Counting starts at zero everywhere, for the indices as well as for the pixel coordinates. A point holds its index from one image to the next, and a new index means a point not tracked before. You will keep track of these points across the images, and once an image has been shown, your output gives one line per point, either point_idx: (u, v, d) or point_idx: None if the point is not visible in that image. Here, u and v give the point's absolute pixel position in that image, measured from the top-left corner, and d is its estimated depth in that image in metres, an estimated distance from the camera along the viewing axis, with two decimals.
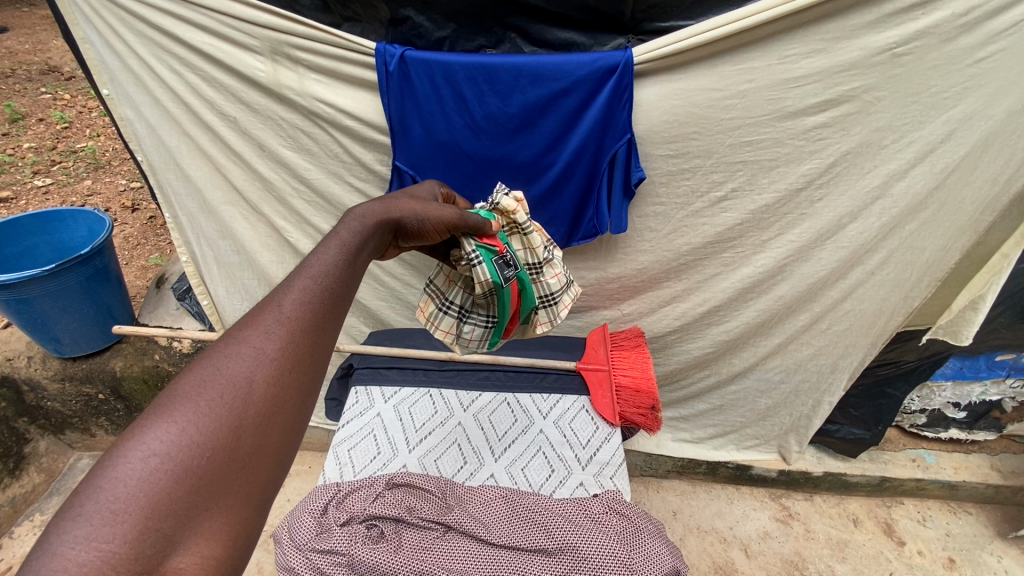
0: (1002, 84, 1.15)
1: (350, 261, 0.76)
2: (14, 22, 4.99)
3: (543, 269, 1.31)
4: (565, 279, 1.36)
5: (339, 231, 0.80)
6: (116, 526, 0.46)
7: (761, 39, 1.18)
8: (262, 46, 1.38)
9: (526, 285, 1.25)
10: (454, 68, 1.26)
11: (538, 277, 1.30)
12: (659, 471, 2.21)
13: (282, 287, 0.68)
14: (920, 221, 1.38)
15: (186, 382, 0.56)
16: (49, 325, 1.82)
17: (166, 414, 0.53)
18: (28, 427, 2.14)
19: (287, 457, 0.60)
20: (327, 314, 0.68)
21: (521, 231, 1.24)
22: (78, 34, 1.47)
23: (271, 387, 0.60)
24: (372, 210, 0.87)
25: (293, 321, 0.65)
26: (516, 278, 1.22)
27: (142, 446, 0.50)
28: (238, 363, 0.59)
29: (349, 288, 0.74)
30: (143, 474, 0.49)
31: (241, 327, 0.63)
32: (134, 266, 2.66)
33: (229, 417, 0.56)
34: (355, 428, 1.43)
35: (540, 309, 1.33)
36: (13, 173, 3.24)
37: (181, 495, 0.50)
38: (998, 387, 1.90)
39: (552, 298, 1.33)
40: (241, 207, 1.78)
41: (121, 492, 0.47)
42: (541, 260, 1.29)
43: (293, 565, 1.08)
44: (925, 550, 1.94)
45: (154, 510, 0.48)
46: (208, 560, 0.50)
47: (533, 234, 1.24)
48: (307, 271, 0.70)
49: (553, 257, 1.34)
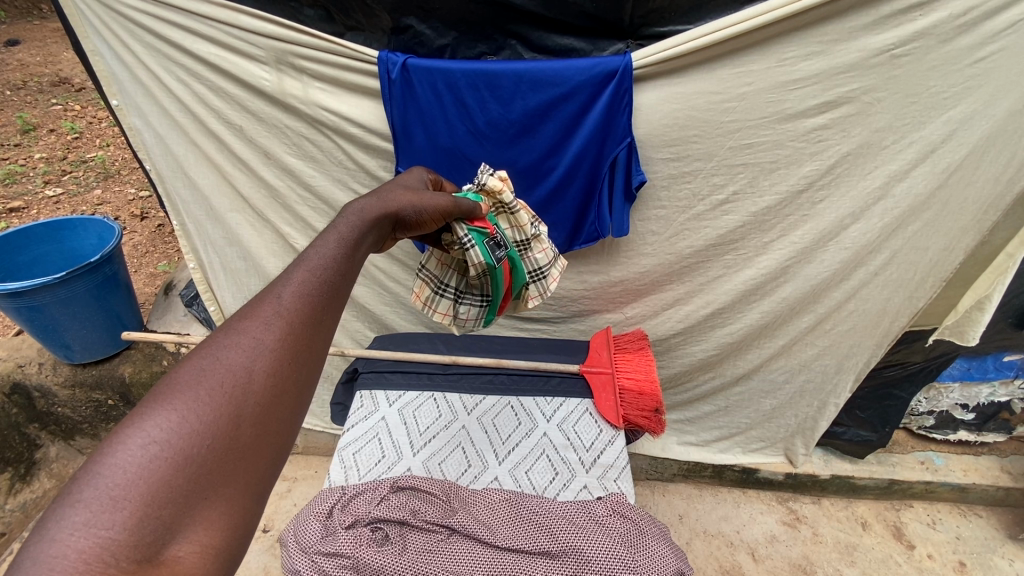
0: (1002, 84, 1.15)
1: (347, 256, 0.76)
2: (25, 35, 5.09)
3: (531, 245, 1.32)
4: (553, 253, 1.38)
5: (338, 227, 0.79)
6: (115, 514, 0.46)
7: (759, 43, 1.19)
8: (268, 56, 1.41)
9: (517, 263, 1.26)
10: (455, 76, 1.28)
11: (525, 252, 1.32)
12: (664, 474, 2.21)
13: (281, 278, 0.67)
14: (924, 222, 1.38)
15: (184, 370, 0.56)
16: (60, 331, 1.84)
17: (166, 401, 0.53)
18: (38, 433, 2.17)
19: (285, 447, 0.59)
20: (326, 307, 0.68)
21: (507, 210, 1.27)
22: (88, 47, 1.50)
23: (270, 377, 0.59)
24: (370, 206, 0.87)
25: (292, 312, 0.64)
26: (507, 257, 1.23)
27: (142, 433, 0.50)
28: (237, 353, 0.59)
29: (346, 281, 0.73)
30: (142, 462, 0.49)
31: (240, 317, 0.62)
32: (143, 273, 2.70)
33: (229, 406, 0.55)
34: (360, 432, 1.44)
35: (531, 284, 1.35)
36: (25, 182, 3.29)
37: (181, 483, 0.50)
38: (1006, 388, 1.88)
39: (541, 272, 1.35)
40: (247, 214, 1.80)
41: (121, 479, 0.47)
42: (529, 237, 1.31)
43: (299, 567, 1.09)
44: (936, 554, 1.91)
45: (153, 497, 0.48)
46: (208, 548, 0.50)
47: (519, 212, 1.26)
48: (306, 264, 0.70)
49: (541, 232, 1.34)
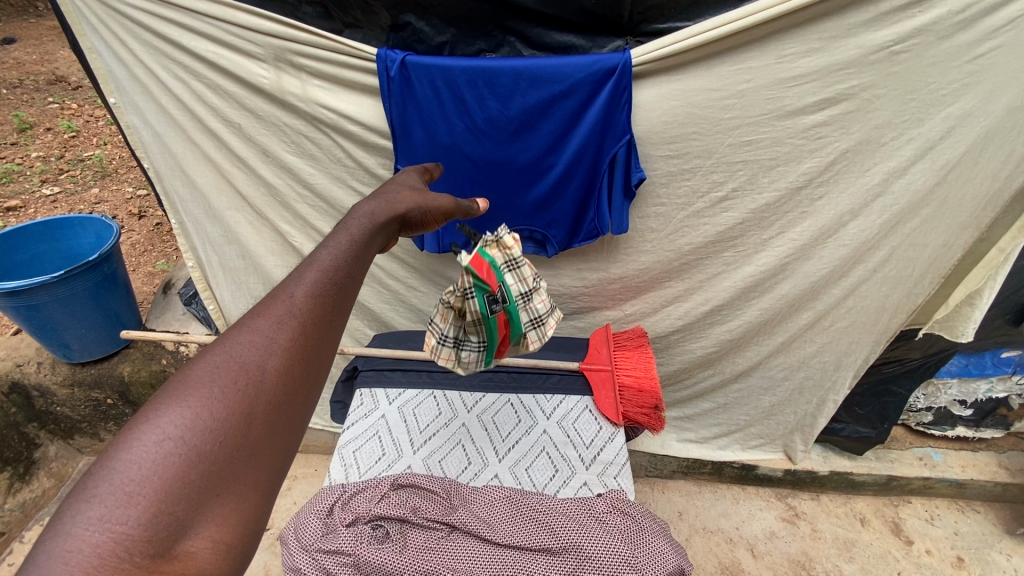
0: (1001, 80, 1.15)
1: (358, 255, 0.75)
2: (21, 33, 5.07)
3: (532, 295, 1.30)
4: (551, 303, 1.37)
5: (348, 227, 0.79)
6: (129, 509, 0.46)
7: (759, 39, 1.19)
8: (265, 53, 1.40)
9: (515, 316, 1.26)
10: (454, 73, 1.28)
11: (527, 303, 1.29)
12: (664, 471, 2.21)
13: (292, 279, 0.67)
14: (923, 218, 1.38)
15: (197, 368, 0.56)
16: (59, 330, 1.84)
17: (179, 399, 0.52)
18: (37, 432, 2.17)
19: (295, 445, 0.57)
20: (337, 306, 0.67)
21: (512, 265, 1.26)
22: (85, 44, 1.49)
23: (282, 376, 0.58)
24: (376, 208, 0.86)
25: (303, 312, 0.63)
26: (505, 310, 1.25)
27: (156, 430, 0.50)
28: (248, 352, 0.58)
29: (356, 280, 0.72)
30: (156, 457, 0.49)
31: (251, 317, 0.62)
32: (141, 272, 2.69)
33: (241, 404, 0.55)
34: (360, 430, 1.44)
35: (528, 330, 1.31)
36: (22, 182, 3.28)
37: (193, 479, 0.50)
38: (1004, 384, 1.89)
39: (539, 319, 1.32)
40: (246, 212, 1.80)
41: (135, 475, 0.47)
42: (530, 288, 1.29)
43: (300, 565, 1.09)
44: (934, 549, 1.92)
45: (166, 492, 0.48)
46: (220, 545, 0.49)
47: (523, 266, 1.26)
48: (316, 265, 0.69)
49: (542, 284, 1.34)
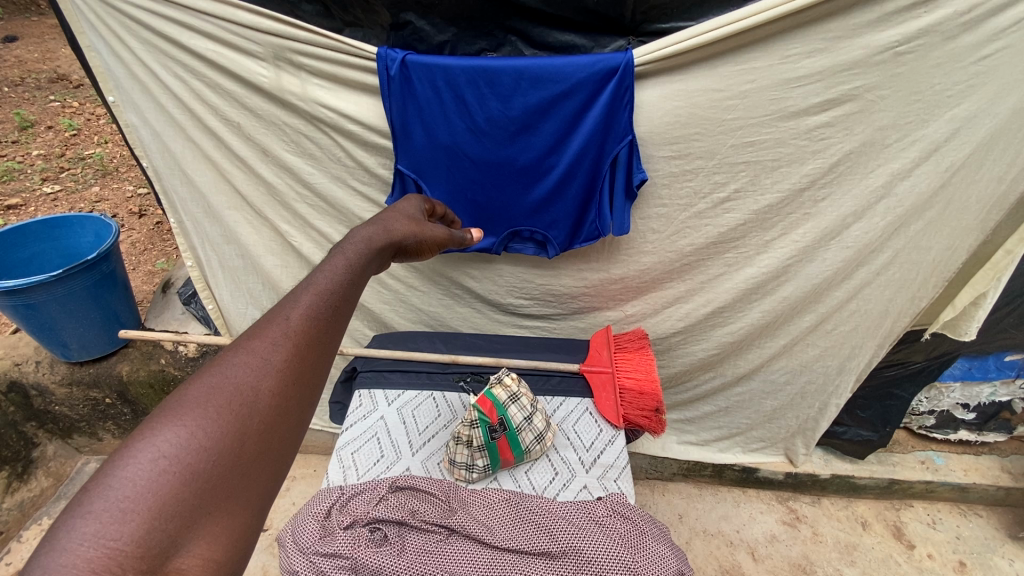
0: (1007, 82, 1.13)
1: (353, 280, 0.74)
2: (24, 31, 5.08)
3: (534, 417, 1.36)
4: (549, 421, 1.41)
5: (343, 251, 0.78)
6: (124, 525, 0.44)
7: (761, 39, 1.18)
8: (265, 52, 1.39)
9: (515, 437, 1.32)
10: (455, 71, 1.26)
11: (529, 427, 1.35)
12: (664, 474, 2.20)
13: (288, 300, 0.66)
14: (926, 221, 1.37)
15: (193, 387, 0.55)
16: (56, 330, 1.83)
17: (175, 416, 0.51)
18: (36, 432, 2.16)
19: (288, 465, 0.57)
20: (331, 328, 0.66)
21: (513, 407, 1.34)
22: (83, 42, 1.49)
23: (276, 397, 0.57)
24: (375, 233, 0.85)
25: (298, 335, 0.63)
26: (505, 431, 1.31)
27: (151, 447, 0.48)
28: (243, 371, 0.57)
29: (351, 304, 0.71)
30: (151, 475, 0.47)
31: (246, 338, 0.61)
32: (141, 271, 2.68)
33: (235, 423, 0.54)
34: (359, 431, 1.43)
35: (532, 447, 1.35)
36: (22, 180, 3.27)
37: (187, 496, 0.48)
38: (1008, 388, 1.87)
39: (541, 435, 1.36)
40: (245, 212, 1.79)
41: (130, 491, 0.46)
42: (530, 412, 1.36)
43: (297, 568, 1.08)
44: (936, 554, 1.91)
45: (160, 509, 0.46)
46: (210, 562, 0.48)
47: (522, 396, 1.36)
48: (313, 287, 0.68)
49: (541, 408, 1.40)
